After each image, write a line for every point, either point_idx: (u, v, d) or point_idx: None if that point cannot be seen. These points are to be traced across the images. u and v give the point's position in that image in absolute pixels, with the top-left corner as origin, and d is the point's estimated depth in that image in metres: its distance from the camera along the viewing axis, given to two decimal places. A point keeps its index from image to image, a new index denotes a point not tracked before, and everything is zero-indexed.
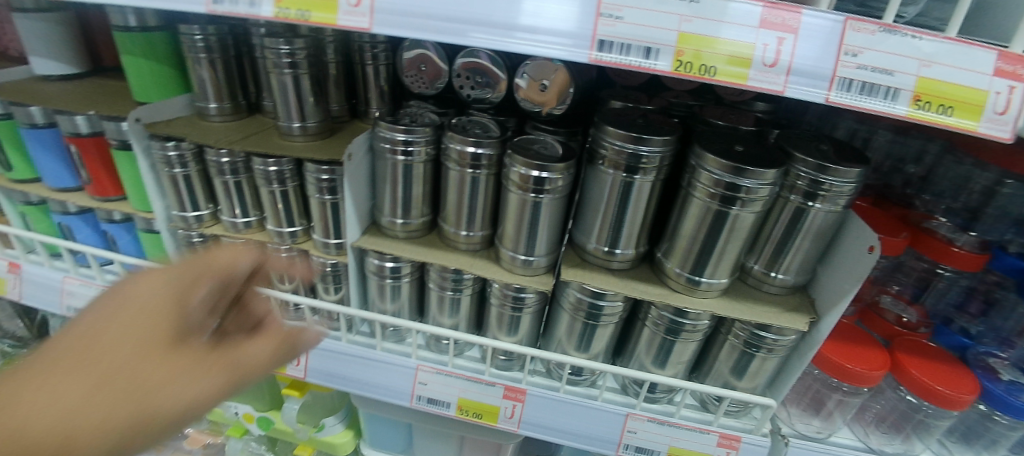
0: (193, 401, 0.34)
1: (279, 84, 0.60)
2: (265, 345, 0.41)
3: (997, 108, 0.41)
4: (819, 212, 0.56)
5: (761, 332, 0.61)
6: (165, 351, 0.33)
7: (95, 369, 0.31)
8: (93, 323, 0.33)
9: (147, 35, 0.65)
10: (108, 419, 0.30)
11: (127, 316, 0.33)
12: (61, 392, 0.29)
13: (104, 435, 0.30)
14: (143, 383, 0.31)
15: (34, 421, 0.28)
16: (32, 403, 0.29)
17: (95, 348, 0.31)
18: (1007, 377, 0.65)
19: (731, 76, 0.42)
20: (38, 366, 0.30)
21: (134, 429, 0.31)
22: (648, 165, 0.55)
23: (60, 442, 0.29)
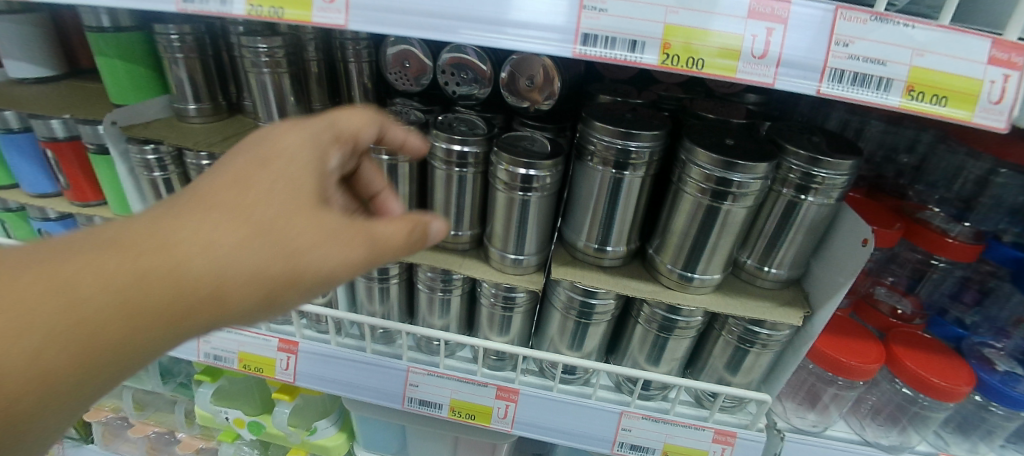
0: (340, 264, 0.33)
1: (258, 84, 0.61)
2: (404, 226, 0.37)
3: (992, 97, 0.40)
4: (812, 205, 0.55)
5: (755, 328, 0.60)
6: (306, 212, 0.32)
7: (242, 220, 0.30)
8: (239, 174, 0.32)
9: (120, 35, 0.63)
10: (257, 272, 0.30)
11: (275, 177, 0.33)
12: (223, 232, 0.30)
13: (261, 283, 0.31)
14: (287, 245, 0.31)
15: (195, 265, 0.29)
16: (197, 244, 0.29)
17: (249, 199, 0.31)
18: (1002, 367, 0.64)
19: (719, 69, 0.41)
20: (201, 202, 0.31)
21: (283, 280, 0.31)
22: (638, 160, 0.53)
23: (223, 285, 0.30)
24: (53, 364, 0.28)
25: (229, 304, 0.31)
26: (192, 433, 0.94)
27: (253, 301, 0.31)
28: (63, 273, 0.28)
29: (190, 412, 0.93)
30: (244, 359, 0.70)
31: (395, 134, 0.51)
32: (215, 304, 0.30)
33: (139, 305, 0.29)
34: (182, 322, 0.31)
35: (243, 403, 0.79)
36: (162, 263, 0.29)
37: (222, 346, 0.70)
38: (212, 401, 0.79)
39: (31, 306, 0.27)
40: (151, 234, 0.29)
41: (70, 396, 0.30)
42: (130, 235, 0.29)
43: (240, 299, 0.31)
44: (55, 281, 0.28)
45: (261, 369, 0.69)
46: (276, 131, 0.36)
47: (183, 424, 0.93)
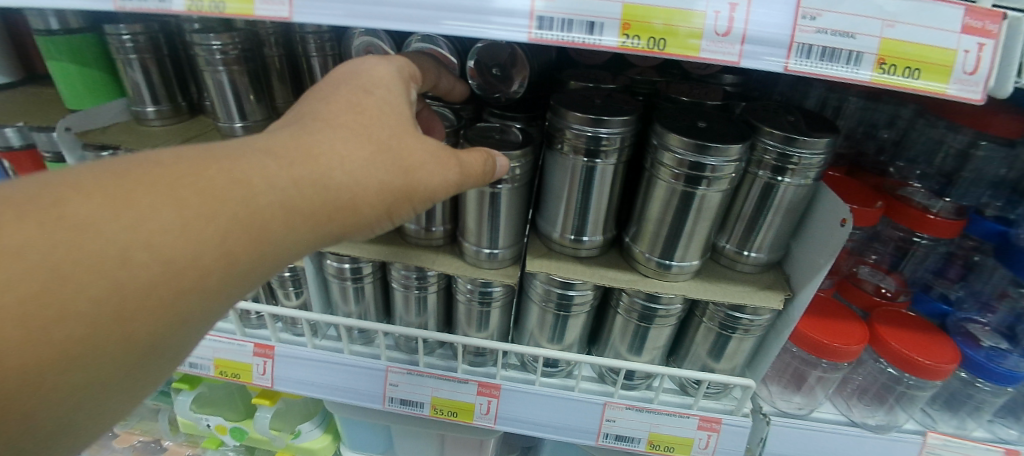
0: (441, 181, 0.42)
1: (214, 82, 0.58)
2: (477, 157, 0.46)
3: (967, 68, 0.39)
4: (789, 186, 0.54)
5: (736, 313, 0.59)
6: (413, 137, 0.41)
7: (369, 138, 0.38)
8: (349, 102, 0.40)
9: (71, 36, 0.61)
10: (387, 183, 0.38)
11: (382, 107, 0.40)
12: (359, 150, 0.37)
13: (388, 195, 0.39)
14: (406, 163, 0.39)
15: (337, 175, 0.36)
16: (344, 159, 0.36)
17: (371, 125, 0.39)
18: (988, 342, 0.64)
19: (682, 48, 0.39)
20: (333, 124, 0.37)
21: (402, 192, 0.40)
22: (609, 147, 0.52)
23: (361, 192, 0.37)
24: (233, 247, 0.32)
25: (364, 208, 0.38)
26: (178, 440, 0.94)
27: (378, 209, 0.39)
28: (242, 172, 0.33)
29: (174, 420, 0.92)
30: (220, 365, 0.69)
31: (446, 83, 0.56)
32: (353, 209, 0.37)
33: (303, 204, 0.35)
34: (329, 221, 0.37)
35: (225, 409, 0.79)
36: (322, 171, 0.35)
37: (197, 353, 0.69)
38: (192, 408, 0.78)
39: (223, 196, 0.31)
40: (304, 147, 0.35)
41: (237, 280, 0.33)
42: (288, 147, 0.35)
43: (371, 206, 0.38)
44: (236, 177, 0.32)
45: (237, 375, 0.68)
46: (366, 74, 0.43)
47: (168, 432, 0.92)
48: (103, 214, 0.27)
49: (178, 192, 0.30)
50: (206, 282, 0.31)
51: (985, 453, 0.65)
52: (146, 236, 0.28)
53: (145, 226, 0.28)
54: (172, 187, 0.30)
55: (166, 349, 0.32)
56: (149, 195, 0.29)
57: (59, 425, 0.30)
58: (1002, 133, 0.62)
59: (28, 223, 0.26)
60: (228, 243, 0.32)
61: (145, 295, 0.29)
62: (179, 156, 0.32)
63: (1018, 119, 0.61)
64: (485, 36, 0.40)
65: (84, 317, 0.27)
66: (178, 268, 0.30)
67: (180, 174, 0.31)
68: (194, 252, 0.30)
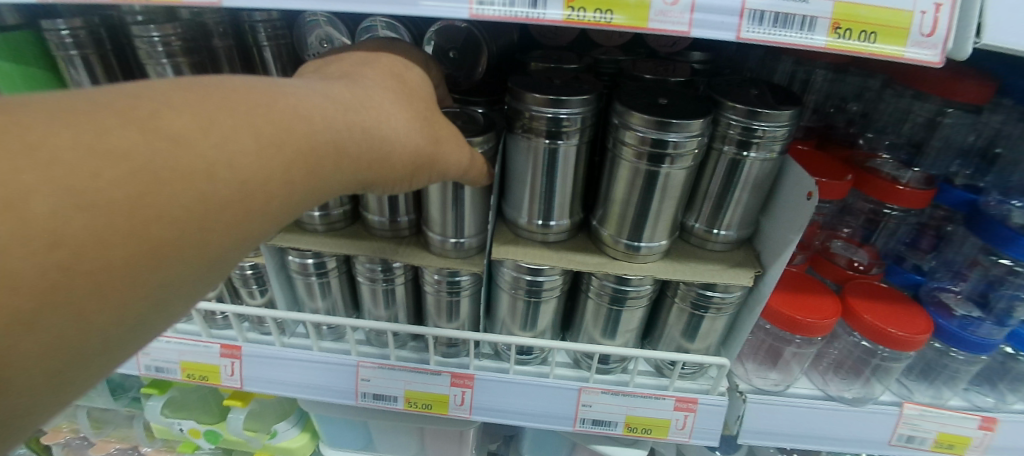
0: (458, 160, 0.44)
1: (159, 77, 0.56)
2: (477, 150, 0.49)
3: (923, 30, 0.38)
4: (754, 161, 0.53)
5: (707, 292, 0.58)
6: (439, 114, 0.43)
7: (410, 105, 0.40)
8: (390, 74, 0.41)
9: (8, 34, 0.58)
10: (421, 148, 0.40)
11: (416, 83, 0.43)
12: (402, 112, 0.39)
13: (418, 156, 0.40)
14: (436, 133, 0.42)
15: (383, 130, 0.37)
16: (390, 119, 0.38)
17: (413, 96, 0.41)
18: (960, 311, 0.64)
19: (632, 18, 0.38)
20: (380, 88, 0.39)
21: (428, 159, 0.41)
22: (570, 127, 0.51)
23: (398, 151, 0.38)
24: (294, 178, 0.31)
25: (393, 165, 0.38)
26: (155, 446, 0.92)
27: (403, 170, 0.40)
28: (304, 109, 0.32)
29: (149, 426, 0.90)
30: (186, 368, 0.67)
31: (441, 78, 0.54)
32: (383, 166, 0.38)
33: (353, 148, 0.35)
34: (366, 171, 0.37)
35: (199, 412, 0.78)
36: (373, 122, 0.36)
37: (163, 357, 0.67)
38: (164, 412, 0.76)
39: (290, 128, 0.31)
40: (357, 98, 0.36)
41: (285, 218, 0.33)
42: (344, 96, 0.35)
43: (397, 168, 0.39)
44: (300, 112, 0.32)
45: (205, 377, 0.66)
46: (389, 57, 0.44)
47: (144, 438, 0.91)
48: (194, 128, 0.27)
49: (254, 119, 0.29)
50: (267, 208, 0.31)
51: (960, 421, 0.65)
52: (231, 156, 0.28)
53: (228, 147, 0.28)
54: (251, 113, 0.29)
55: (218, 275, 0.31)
56: (231, 119, 0.28)
57: (112, 349, 0.27)
58: (969, 99, 0.62)
59: (130, 128, 0.25)
60: (290, 173, 0.31)
61: (220, 213, 0.28)
62: (244, 86, 0.31)
63: (981, 84, 0.61)
64: (452, 15, 0.38)
65: (178, 219, 0.26)
66: (252, 190, 0.29)
67: (252, 103, 0.30)
68: (265, 176, 0.29)
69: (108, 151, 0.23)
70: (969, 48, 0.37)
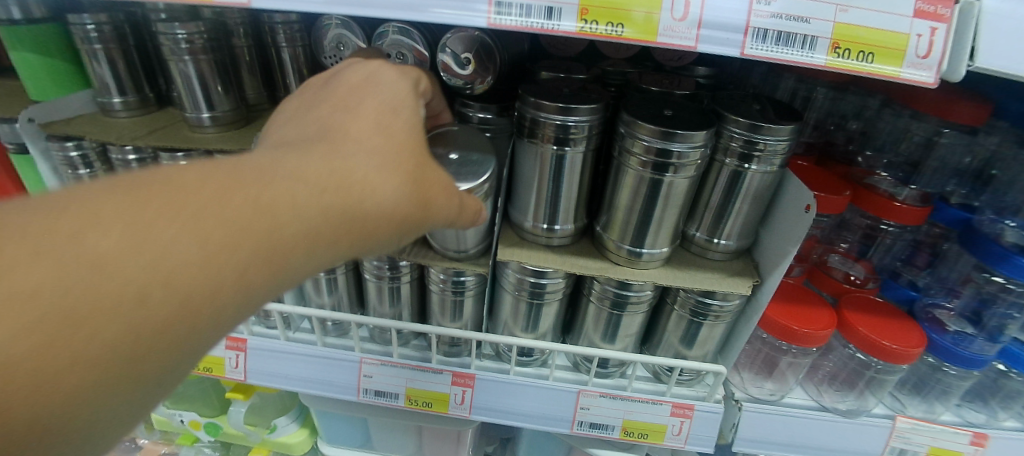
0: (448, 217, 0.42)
1: (180, 73, 0.57)
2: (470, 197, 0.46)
3: (919, 52, 0.40)
4: (755, 174, 0.55)
5: (706, 300, 0.60)
6: (433, 168, 0.40)
7: (402, 166, 0.36)
8: (378, 126, 0.38)
9: (35, 27, 0.60)
10: (409, 217, 0.37)
11: (408, 132, 0.39)
12: (390, 178, 0.35)
13: (404, 225, 0.37)
14: (426, 196, 0.38)
15: (367, 205, 0.34)
16: (375, 190, 0.35)
17: (403, 151, 0.37)
18: (953, 327, 0.66)
19: (641, 32, 0.39)
20: (366, 148, 0.35)
21: (419, 222, 0.39)
22: (578, 135, 0.52)
23: (380, 229, 0.36)
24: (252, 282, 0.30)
25: (376, 242, 0.36)
26: (154, 439, 0.93)
27: (389, 240, 0.37)
28: (266, 198, 0.30)
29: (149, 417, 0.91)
30: None
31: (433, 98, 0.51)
32: (370, 242, 0.36)
33: (326, 234, 0.33)
34: (346, 250, 0.35)
35: (200, 405, 0.79)
36: (353, 200, 0.33)
37: None
38: (166, 403, 0.78)
39: (248, 226, 0.29)
40: (335, 173, 0.33)
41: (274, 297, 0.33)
42: (319, 172, 0.33)
43: (381, 242, 0.37)
44: (262, 206, 0.30)
45: (210, 369, 0.67)
46: (376, 98, 0.40)
47: (143, 430, 0.91)
48: (123, 249, 0.25)
49: (203, 224, 0.28)
50: (223, 313, 0.30)
51: (952, 436, 0.66)
52: (167, 274, 0.26)
53: (167, 263, 0.26)
54: (198, 218, 0.28)
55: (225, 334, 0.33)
56: (173, 226, 0.27)
57: None
58: (965, 120, 0.64)
59: (42, 262, 0.24)
60: (245, 273, 0.30)
61: (154, 336, 0.27)
62: (204, 178, 0.29)
63: (977, 106, 0.63)
64: (468, 23, 0.40)
65: (96, 357, 0.25)
66: (195, 305, 0.28)
67: (204, 203, 0.28)
68: (214, 286, 0.28)
69: (13, 295, 0.23)
70: (962, 70, 0.39)
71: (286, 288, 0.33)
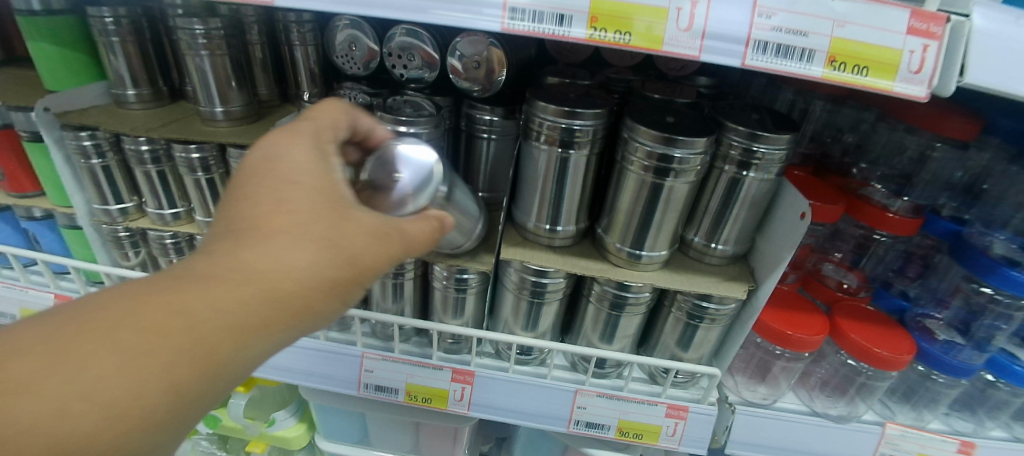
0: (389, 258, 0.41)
1: (196, 67, 0.59)
2: (422, 225, 0.44)
3: (912, 67, 0.42)
4: (752, 181, 0.57)
5: (702, 303, 0.61)
6: (354, 220, 0.38)
7: (312, 234, 0.36)
8: (275, 197, 0.36)
9: (53, 18, 0.61)
10: (337, 280, 0.37)
11: (311, 195, 0.37)
12: (302, 251, 0.35)
13: (341, 285, 0.37)
14: (350, 251, 0.37)
15: (285, 283, 0.34)
16: (292, 263, 0.35)
17: (309, 217, 0.36)
18: (942, 336, 0.68)
19: (647, 41, 0.41)
20: (271, 229, 0.35)
21: (354, 276, 0.38)
22: (582, 138, 0.54)
23: (313, 297, 0.36)
24: (180, 378, 0.31)
25: (317, 308, 0.37)
26: None
27: (332, 302, 0.38)
28: (183, 298, 0.32)
29: None
30: None
31: (364, 123, 0.49)
32: (311, 312, 0.36)
33: (251, 321, 0.34)
34: (287, 324, 0.36)
35: None
36: (271, 283, 0.34)
37: None
38: None
39: (164, 330, 0.31)
40: (243, 265, 0.34)
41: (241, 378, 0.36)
42: (230, 268, 0.34)
43: (323, 307, 0.37)
44: (174, 308, 0.31)
45: None
46: (275, 163, 0.38)
47: None
48: (43, 371, 0.28)
49: (113, 341, 0.29)
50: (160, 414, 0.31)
51: (940, 444, 0.68)
52: (90, 386, 0.28)
53: (87, 376, 0.28)
54: (118, 332, 0.30)
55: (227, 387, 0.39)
56: (90, 344, 0.29)
57: None
58: (956, 135, 0.66)
59: None
60: (175, 376, 0.31)
61: (87, 445, 0.28)
62: (118, 296, 0.32)
63: (968, 122, 0.65)
64: (472, 26, 0.41)
65: None
66: (123, 411, 0.29)
67: (115, 318, 0.30)
68: (139, 392, 0.30)
69: None
70: (952, 86, 0.41)
71: (236, 376, 0.35)
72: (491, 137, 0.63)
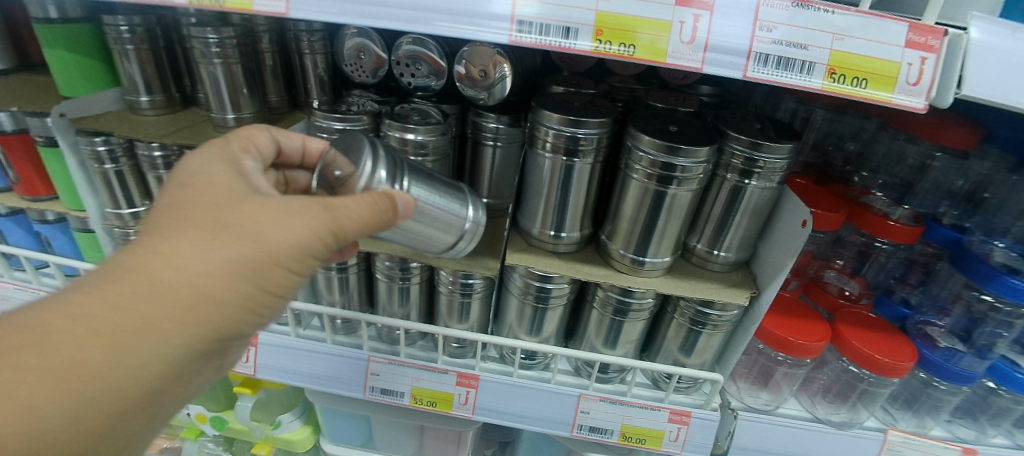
0: (305, 238, 0.39)
1: (208, 74, 0.60)
2: (359, 201, 0.42)
3: (910, 79, 0.42)
4: (754, 189, 0.58)
5: (705, 309, 0.62)
6: (251, 204, 0.38)
7: (199, 224, 0.36)
8: (170, 200, 0.38)
9: (70, 26, 0.62)
10: (236, 261, 0.36)
11: (202, 191, 0.38)
12: (184, 241, 0.35)
13: (246, 265, 0.37)
14: (247, 231, 0.37)
15: (167, 275, 0.34)
16: (184, 250, 0.35)
17: (195, 210, 0.37)
18: (943, 343, 0.68)
19: (650, 54, 0.42)
20: (160, 228, 0.36)
21: (260, 256, 0.37)
22: (587, 147, 0.55)
23: (212, 281, 0.35)
24: (43, 396, 0.31)
25: (222, 294, 0.36)
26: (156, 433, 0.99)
27: (242, 285, 0.37)
28: (48, 318, 0.32)
29: None
30: None
31: (289, 139, 0.52)
32: (215, 299, 0.36)
33: (125, 323, 0.33)
34: (188, 315, 0.35)
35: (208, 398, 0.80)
36: (150, 278, 0.34)
37: None
38: None
39: (22, 347, 0.31)
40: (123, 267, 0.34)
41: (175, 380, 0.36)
42: (109, 271, 0.34)
43: (231, 291, 0.36)
44: (37, 325, 0.32)
45: None
46: (177, 173, 0.41)
47: None
48: None
49: None
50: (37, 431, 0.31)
51: (941, 451, 0.68)
52: None
53: None
54: None
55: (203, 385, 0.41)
56: None
57: None
58: (958, 144, 0.67)
59: None
60: (38, 392, 0.30)
61: None
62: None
63: (969, 131, 0.66)
64: (476, 37, 0.42)
65: None
66: None
67: None
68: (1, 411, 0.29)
69: None
70: (950, 98, 0.42)
71: (127, 386, 0.34)
72: (496, 145, 0.64)
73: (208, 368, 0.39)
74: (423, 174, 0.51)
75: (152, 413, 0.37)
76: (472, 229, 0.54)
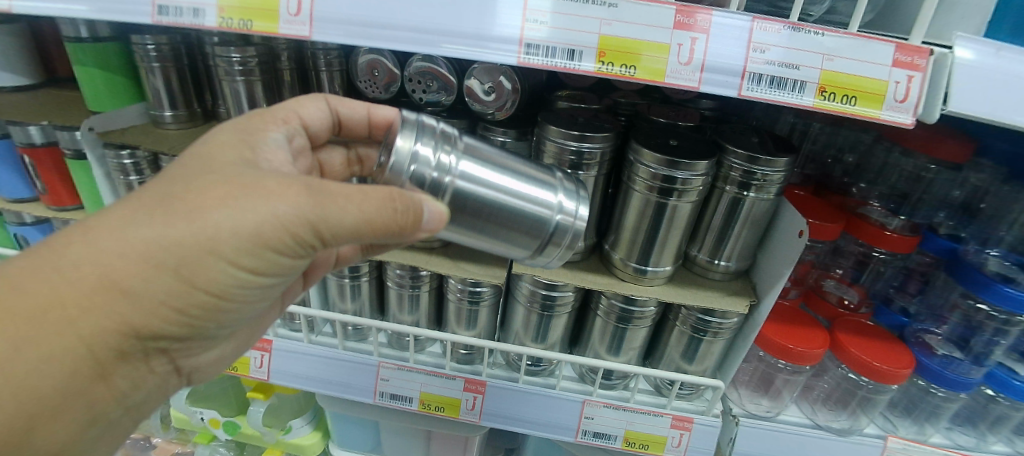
0: (241, 227, 0.37)
1: (232, 91, 0.65)
2: (351, 193, 0.38)
3: (898, 96, 0.45)
4: (753, 201, 0.60)
5: (706, 317, 0.63)
6: (214, 182, 0.38)
7: (154, 199, 0.37)
8: (177, 161, 0.41)
9: (100, 45, 0.66)
10: (163, 243, 0.36)
11: (195, 161, 0.40)
12: (129, 216, 0.37)
13: (170, 250, 0.36)
14: (190, 210, 0.37)
15: (87, 258, 0.36)
16: (117, 223, 0.36)
17: (172, 182, 0.39)
18: (941, 351, 0.69)
19: (650, 74, 0.45)
20: (125, 198, 0.38)
21: (196, 243, 0.37)
22: (591, 161, 0.57)
23: (125, 263, 0.36)
24: None
25: (132, 283, 0.36)
26: (168, 437, 1.02)
27: (160, 274, 0.37)
28: None
29: (165, 417, 1.01)
30: None
31: (348, 109, 0.58)
32: (124, 288, 0.36)
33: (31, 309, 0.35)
34: (91, 303, 0.36)
35: (221, 404, 0.83)
36: (66, 260, 0.36)
37: None
38: (189, 402, 0.82)
39: None
40: (61, 244, 0.37)
41: (97, 379, 0.39)
42: (58, 244, 0.37)
43: (145, 280, 0.36)
44: None
45: (235, 368, 0.72)
46: (212, 132, 0.45)
47: (160, 428, 1.01)
48: None
49: None
50: None
51: None
52: None
53: None
54: None
55: (148, 387, 0.44)
56: None
57: None
58: (950, 158, 0.70)
59: None
60: None
61: None
62: None
63: (962, 145, 0.68)
64: (483, 59, 0.45)
65: None
66: None
67: None
68: None
69: None
70: (937, 113, 0.44)
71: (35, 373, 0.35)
72: None
73: (137, 368, 0.42)
74: (481, 156, 0.47)
75: (80, 411, 0.39)
76: (567, 224, 0.50)
